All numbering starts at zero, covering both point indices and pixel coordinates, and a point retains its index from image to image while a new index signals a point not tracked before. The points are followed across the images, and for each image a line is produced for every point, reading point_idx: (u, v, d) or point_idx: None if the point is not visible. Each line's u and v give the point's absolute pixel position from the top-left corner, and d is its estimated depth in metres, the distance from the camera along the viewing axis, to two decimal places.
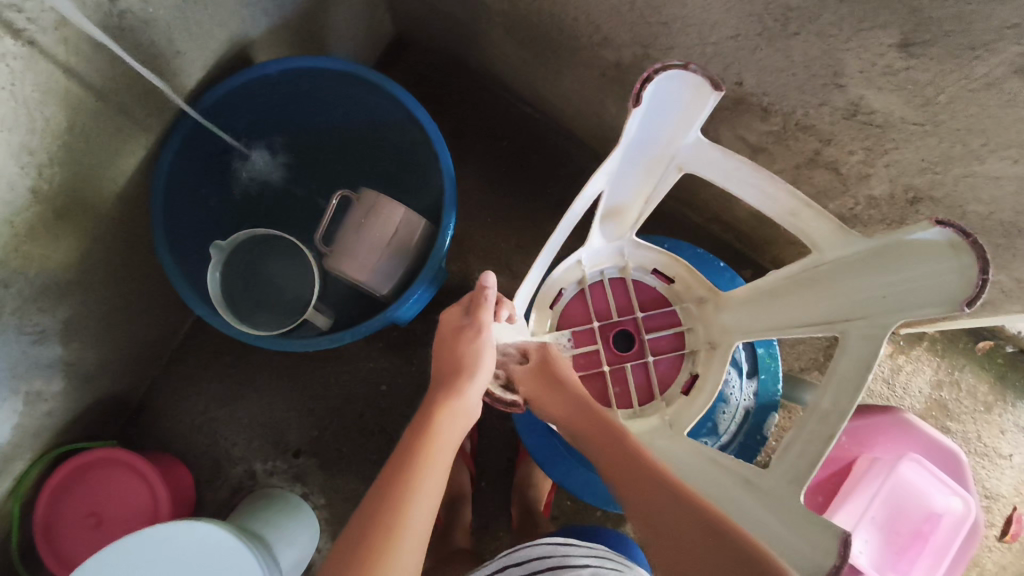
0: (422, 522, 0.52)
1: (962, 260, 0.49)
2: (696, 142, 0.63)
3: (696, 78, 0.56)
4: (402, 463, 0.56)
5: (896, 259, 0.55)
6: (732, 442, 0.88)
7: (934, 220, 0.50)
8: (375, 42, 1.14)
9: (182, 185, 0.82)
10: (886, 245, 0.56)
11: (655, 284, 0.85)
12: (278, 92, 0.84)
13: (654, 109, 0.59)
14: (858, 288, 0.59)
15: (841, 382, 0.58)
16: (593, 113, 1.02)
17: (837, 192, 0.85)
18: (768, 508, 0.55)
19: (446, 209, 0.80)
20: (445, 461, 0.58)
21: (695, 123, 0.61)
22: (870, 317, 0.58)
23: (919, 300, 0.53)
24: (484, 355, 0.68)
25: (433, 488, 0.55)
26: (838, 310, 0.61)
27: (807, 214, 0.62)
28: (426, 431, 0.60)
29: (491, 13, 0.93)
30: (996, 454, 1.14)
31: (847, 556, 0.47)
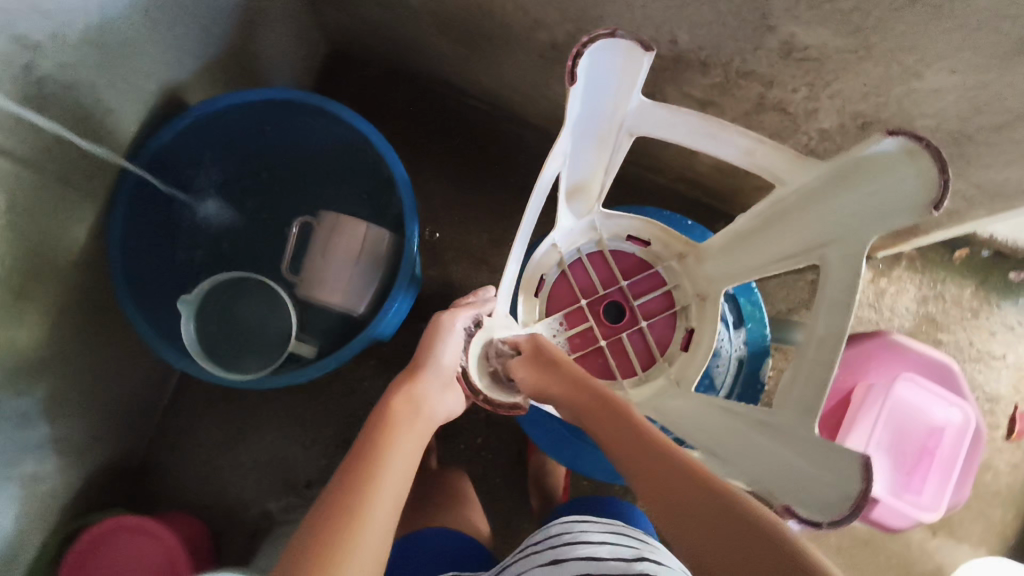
0: (389, 510, 0.51)
1: (919, 165, 0.49)
2: (640, 106, 0.62)
3: (626, 42, 0.55)
4: (366, 452, 0.55)
5: (856, 179, 0.55)
6: (731, 394, 0.88)
7: (885, 134, 0.50)
8: (310, 63, 1.12)
9: (139, 241, 0.80)
10: (842, 168, 0.55)
11: (633, 250, 0.85)
12: (218, 130, 0.83)
13: (590, 81, 0.58)
14: (826, 213, 0.59)
15: (831, 309, 0.57)
16: (539, 96, 1.02)
17: (789, 131, 0.86)
18: (787, 446, 0.55)
19: (409, 218, 0.80)
20: (412, 451, 0.57)
21: (636, 89, 0.60)
22: (845, 239, 0.58)
23: (889, 212, 0.53)
24: (444, 345, 0.68)
25: (398, 476, 0.54)
26: (814, 237, 0.61)
27: (763, 153, 0.60)
28: (387, 420, 0.59)
29: (419, 15, 0.92)
30: (990, 357, 1.17)
31: (870, 478, 0.46)
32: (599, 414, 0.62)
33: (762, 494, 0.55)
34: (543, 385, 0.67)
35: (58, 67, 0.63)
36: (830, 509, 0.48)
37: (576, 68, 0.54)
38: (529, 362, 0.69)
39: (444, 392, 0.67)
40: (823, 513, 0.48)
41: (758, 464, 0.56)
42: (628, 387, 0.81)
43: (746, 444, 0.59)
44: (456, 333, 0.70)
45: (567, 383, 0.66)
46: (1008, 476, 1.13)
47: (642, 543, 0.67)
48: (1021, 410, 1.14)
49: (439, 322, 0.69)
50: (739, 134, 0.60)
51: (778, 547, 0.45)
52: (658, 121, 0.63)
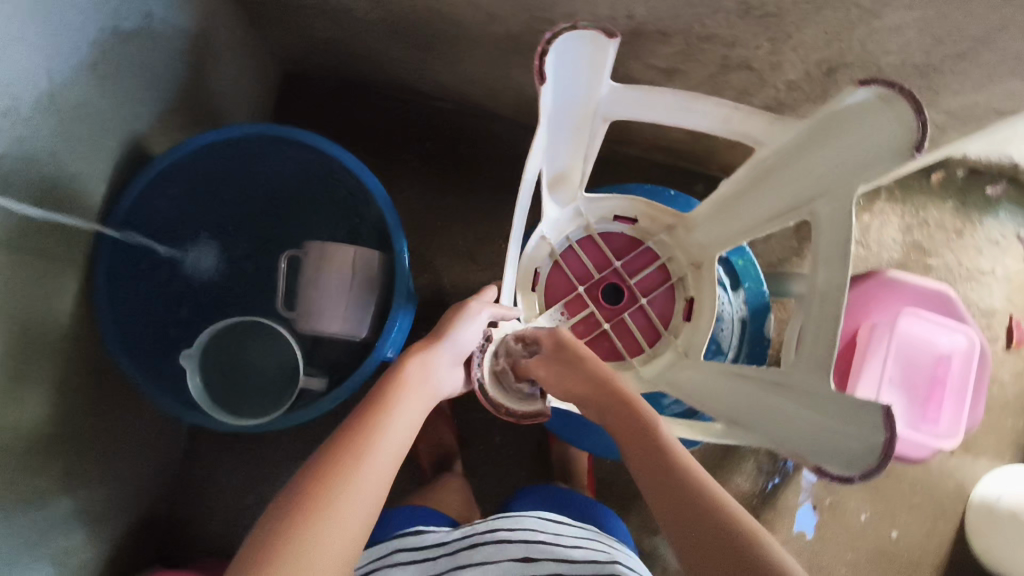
0: (378, 477, 0.52)
1: (897, 110, 0.48)
2: (612, 91, 0.62)
3: (590, 32, 0.55)
4: (366, 416, 0.57)
5: (835, 130, 0.54)
6: (739, 355, 0.89)
7: (858, 82, 0.50)
8: (266, 90, 1.10)
9: (127, 302, 0.79)
10: (822, 120, 0.55)
11: (622, 229, 0.85)
12: (187, 177, 0.82)
13: (558, 75, 0.58)
14: (809, 168, 0.58)
15: (827, 261, 0.56)
16: (502, 88, 1.01)
17: (757, 86, 0.87)
18: (805, 405, 0.55)
19: (395, 235, 0.79)
20: (409, 423, 0.59)
21: (605, 76, 0.59)
22: (832, 191, 0.56)
23: (871, 160, 0.52)
24: (467, 325, 0.68)
25: (391, 446, 0.55)
26: (800, 193, 0.60)
27: (740, 115, 0.60)
28: (393, 387, 0.60)
29: (370, 26, 0.91)
30: (980, 273, 1.18)
31: (893, 428, 0.45)
32: (610, 406, 0.62)
33: (790, 456, 0.56)
34: (556, 378, 0.68)
35: (15, 143, 0.61)
36: (856, 463, 0.48)
37: (543, 66, 0.54)
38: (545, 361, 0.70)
39: (451, 371, 0.68)
40: (851, 469, 0.48)
41: (779, 424, 0.57)
42: (638, 365, 0.82)
43: (763, 406, 0.59)
44: (480, 317, 0.69)
45: (585, 376, 0.66)
46: (1014, 386, 1.16)
47: (614, 549, 0.69)
48: (1016, 319, 1.17)
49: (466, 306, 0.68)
50: (714, 103, 0.60)
51: (754, 556, 0.47)
52: (631, 103, 0.63)
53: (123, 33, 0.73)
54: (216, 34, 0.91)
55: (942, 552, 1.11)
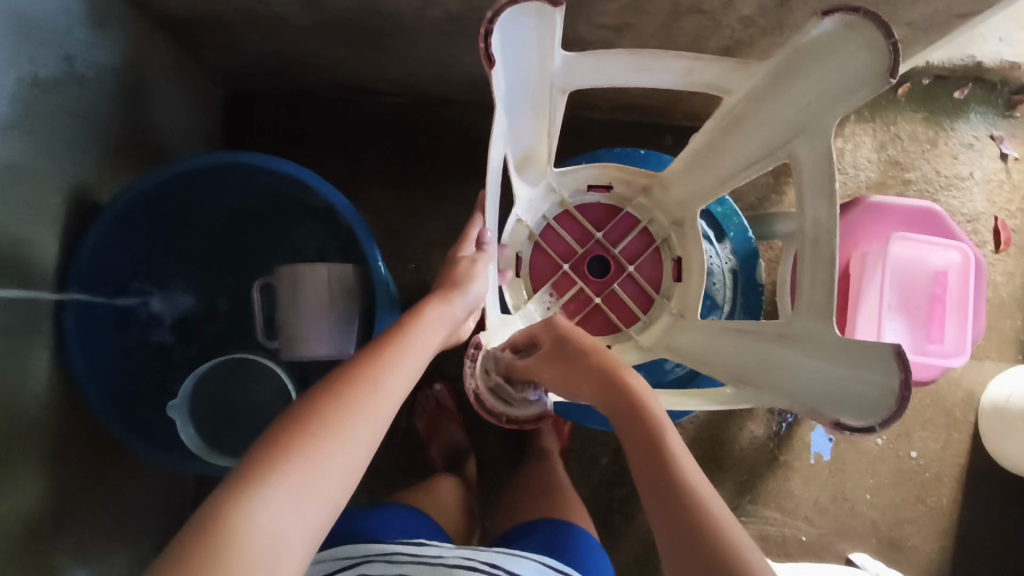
0: (380, 415, 0.49)
1: (865, 35, 0.47)
2: (565, 61, 0.59)
3: (534, 4, 0.51)
4: (376, 346, 0.55)
5: (803, 66, 0.52)
6: (735, 308, 0.88)
7: (821, 14, 0.48)
8: (209, 113, 1.05)
9: (105, 362, 0.75)
10: (788, 57, 0.52)
11: (598, 198, 0.82)
12: (142, 221, 0.77)
13: (507, 53, 0.54)
14: (782, 108, 0.56)
15: (813, 200, 0.54)
16: (452, 72, 0.97)
17: (711, 29, 0.84)
18: (814, 355, 0.54)
19: (366, 245, 0.76)
20: (415, 365, 0.55)
21: (556, 46, 0.56)
22: (808, 129, 0.54)
23: (848, 90, 0.50)
24: (478, 282, 0.66)
25: (396, 384, 0.51)
26: (776, 136, 0.58)
27: (703, 68, 0.58)
28: (401, 331, 0.57)
29: (304, 30, 0.87)
30: (959, 179, 1.17)
31: (909, 368, 0.45)
32: (613, 403, 0.58)
33: (804, 413, 0.54)
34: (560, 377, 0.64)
35: None
36: (876, 408, 0.47)
37: (491, 48, 0.50)
38: (545, 358, 0.66)
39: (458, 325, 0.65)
40: (872, 415, 0.47)
41: (789, 379, 0.55)
42: (635, 334, 0.80)
43: (769, 360, 0.58)
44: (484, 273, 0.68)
45: (592, 377, 0.61)
46: (1008, 286, 1.16)
47: None
48: (1001, 221, 1.16)
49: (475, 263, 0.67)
50: (676, 58, 0.57)
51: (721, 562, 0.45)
52: (587, 70, 0.59)
53: (45, 82, 0.69)
54: (144, 66, 0.86)
55: (961, 462, 1.12)
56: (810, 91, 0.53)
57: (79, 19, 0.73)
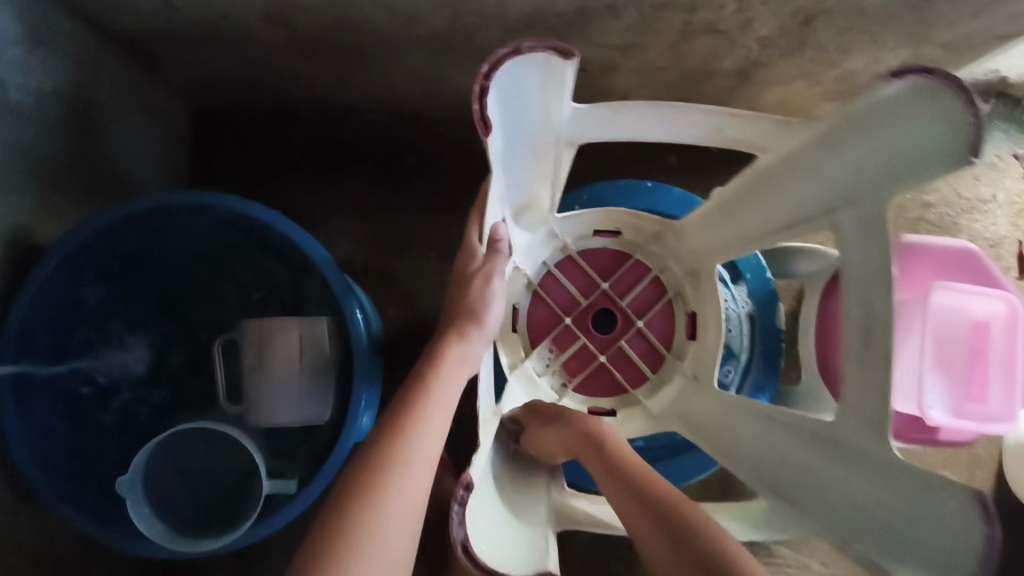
0: (410, 507, 0.45)
1: (942, 104, 0.39)
2: (574, 111, 0.50)
3: (541, 53, 0.43)
4: (403, 400, 0.50)
5: (863, 128, 0.45)
6: (753, 356, 0.80)
7: (892, 76, 0.41)
8: (173, 134, 0.96)
9: (44, 431, 0.66)
10: (847, 116, 0.46)
11: (605, 244, 0.77)
12: (85, 271, 0.68)
13: (506, 107, 0.46)
14: (826, 172, 0.50)
15: (863, 282, 0.47)
16: (438, 93, 0.87)
17: (725, 49, 0.76)
18: (859, 472, 0.47)
19: (343, 298, 0.67)
20: (440, 428, 0.50)
21: (565, 95, 0.48)
22: (855, 199, 0.48)
23: (907, 162, 0.43)
24: (494, 305, 0.57)
25: (420, 463, 0.47)
26: (819, 201, 0.51)
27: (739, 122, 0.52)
28: (419, 387, 0.51)
29: (276, 48, 0.78)
30: (981, 202, 1.09)
31: (994, 519, 0.36)
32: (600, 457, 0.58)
33: (845, 544, 0.47)
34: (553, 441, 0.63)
35: None
36: (957, 565, 0.38)
37: (485, 110, 0.41)
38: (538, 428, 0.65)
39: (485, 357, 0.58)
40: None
41: (830, 500, 0.49)
42: (643, 399, 0.75)
43: (802, 466, 0.52)
44: (500, 289, 0.58)
45: (559, 429, 0.62)
46: None
47: None
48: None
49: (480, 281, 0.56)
50: (706, 112, 0.51)
51: None
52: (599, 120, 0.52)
53: None
54: (96, 88, 0.77)
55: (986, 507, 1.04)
56: (865, 154, 0.46)
57: (11, 40, 0.64)
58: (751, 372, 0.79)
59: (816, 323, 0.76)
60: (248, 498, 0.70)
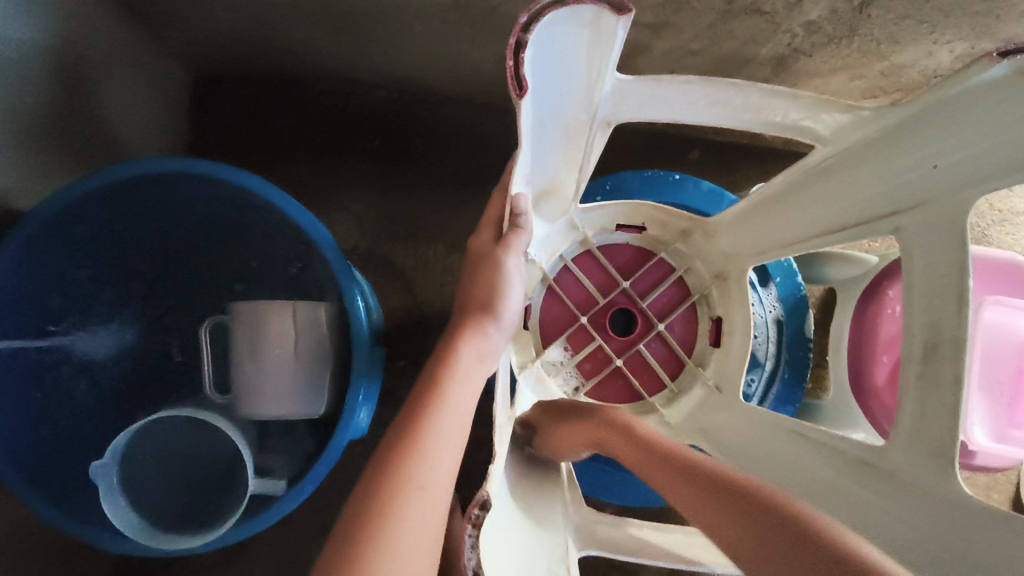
0: (430, 524, 0.40)
1: None
2: (618, 84, 0.45)
3: (589, 8, 0.36)
4: (417, 400, 0.45)
5: (949, 119, 0.40)
6: (779, 365, 0.75)
7: (998, 56, 0.35)
8: (167, 100, 0.89)
9: (10, 417, 0.60)
10: (932, 104, 0.40)
11: (627, 239, 0.73)
12: (67, 244, 0.62)
13: (544, 71, 0.41)
14: (897, 169, 0.45)
15: (928, 297, 0.42)
16: (453, 68, 0.81)
17: (766, 34, 0.69)
18: (916, 505, 0.41)
19: (346, 284, 0.62)
20: (458, 430, 0.45)
21: (610, 65, 0.42)
22: (929, 202, 0.43)
23: (1000, 158, 0.37)
24: (511, 291, 0.53)
25: (440, 471, 0.41)
26: (885, 201, 0.46)
27: (802, 107, 0.46)
28: (435, 385, 0.46)
29: (281, 10, 0.71)
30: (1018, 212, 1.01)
31: None
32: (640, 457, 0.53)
33: None
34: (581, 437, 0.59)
35: None
36: None
37: (521, 67, 0.37)
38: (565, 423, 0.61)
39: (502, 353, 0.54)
40: None
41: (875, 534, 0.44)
42: (661, 408, 0.70)
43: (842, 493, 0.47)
44: (517, 271, 0.53)
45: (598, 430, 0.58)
46: None
47: None
48: None
49: (500, 260, 0.51)
50: (768, 91, 0.45)
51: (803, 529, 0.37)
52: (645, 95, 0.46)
53: None
54: (87, 44, 0.71)
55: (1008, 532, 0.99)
56: (949, 149, 0.41)
57: None
58: (775, 383, 0.75)
59: (848, 334, 0.73)
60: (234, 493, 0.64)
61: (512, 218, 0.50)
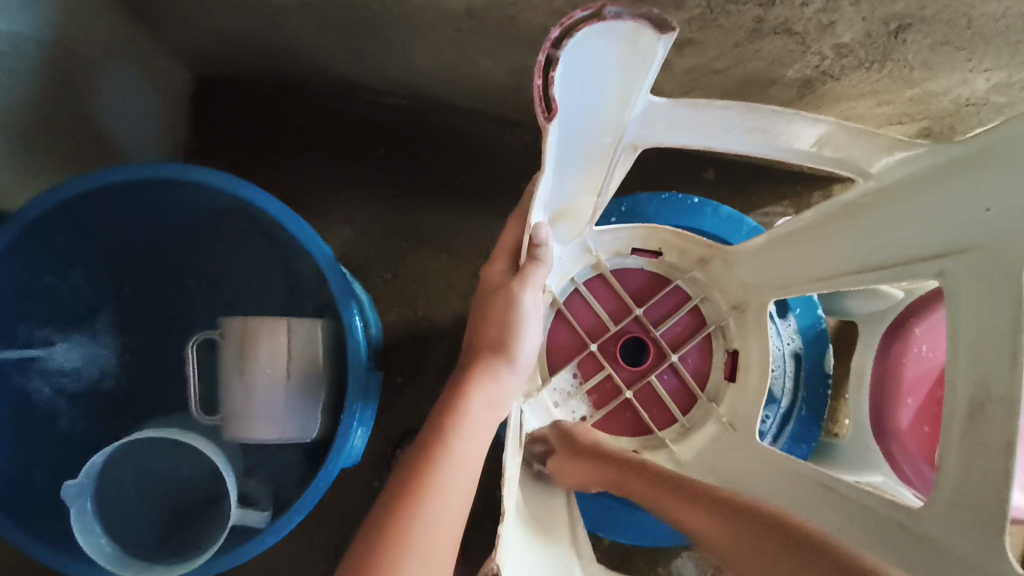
0: None
1: None
2: (649, 105, 0.42)
3: (628, 24, 0.33)
4: (422, 456, 0.41)
5: (1009, 161, 0.37)
6: (796, 401, 0.72)
7: None
8: (166, 100, 0.86)
9: None
10: (989, 143, 0.37)
11: (641, 264, 0.70)
12: (44, 250, 0.59)
13: (573, 89, 0.37)
14: (947, 209, 0.41)
15: (976, 351, 0.38)
16: (463, 78, 0.78)
17: (794, 55, 0.66)
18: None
19: (342, 303, 0.58)
20: (463, 489, 0.41)
21: (643, 88, 0.39)
22: (979, 248, 0.39)
23: None
24: (526, 331, 0.49)
25: (442, 540, 0.38)
26: (929, 243, 0.43)
27: (847, 137, 0.43)
28: (440, 438, 0.43)
29: (283, 11, 0.68)
30: None
31: None
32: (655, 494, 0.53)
33: None
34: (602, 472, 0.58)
35: None
36: None
37: (550, 88, 0.34)
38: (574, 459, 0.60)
39: (514, 395, 0.50)
40: None
41: None
42: (671, 444, 0.67)
43: None
44: (534, 308, 0.50)
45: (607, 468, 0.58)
46: None
47: None
48: None
49: (516, 297, 0.47)
50: (809, 119, 0.42)
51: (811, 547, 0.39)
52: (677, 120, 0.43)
53: None
54: (80, 41, 0.67)
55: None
56: (1003, 192, 0.37)
57: None
58: (791, 420, 0.71)
59: (872, 373, 0.69)
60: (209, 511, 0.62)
61: (530, 249, 0.47)
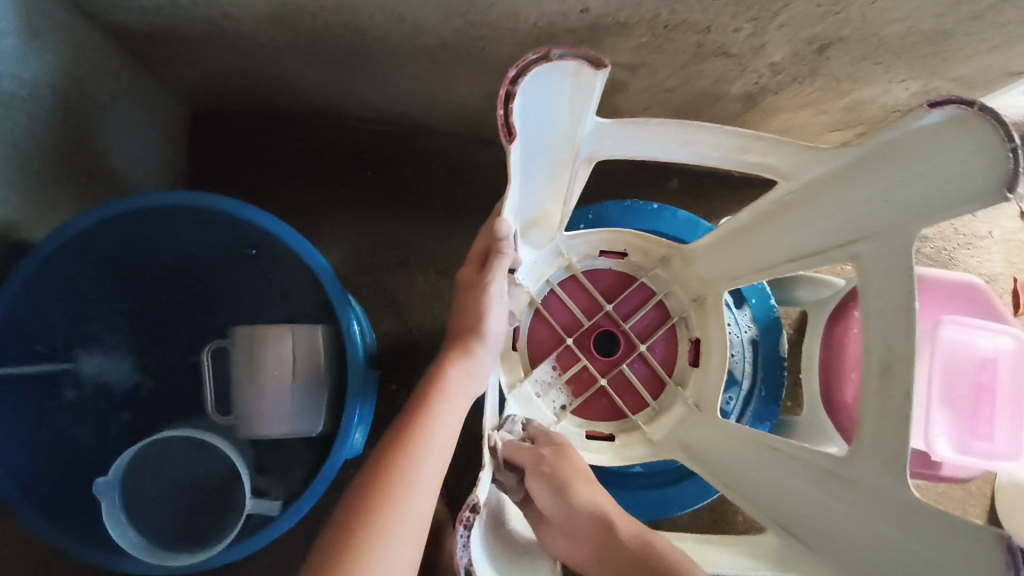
0: (417, 522, 0.47)
1: (983, 140, 0.39)
2: (598, 126, 0.49)
3: (572, 63, 0.41)
4: (408, 416, 0.51)
5: (896, 160, 0.45)
6: (756, 383, 0.79)
7: (931, 105, 0.40)
8: (167, 134, 0.93)
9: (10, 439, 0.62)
10: (880, 146, 0.46)
11: (609, 264, 0.77)
12: (67, 274, 0.65)
13: (531, 115, 0.45)
14: (854, 201, 0.49)
15: (881, 317, 0.45)
16: (440, 103, 0.86)
17: (735, 73, 0.74)
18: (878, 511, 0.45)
19: (340, 310, 0.65)
20: (445, 443, 0.51)
21: (590, 111, 0.46)
22: (881, 233, 0.47)
23: (941, 200, 0.42)
24: (499, 317, 0.57)
25: (427, 482, 0.48)
26: (844, 230, 0.51)
27: (768, 144, 0.51)
28: (424, 403, 0.52)
29: (276, 50, 0.75)
30: (977, 238, 0.97)
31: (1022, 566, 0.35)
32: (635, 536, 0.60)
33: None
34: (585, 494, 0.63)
35: None
36: None
37: (511, 115, 0.41)
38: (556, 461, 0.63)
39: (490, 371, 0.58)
40: None
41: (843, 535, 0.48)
42: (644, 425, 0.74)
43: (813, 502, 0.51)
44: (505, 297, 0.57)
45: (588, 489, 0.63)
46: None
47: None
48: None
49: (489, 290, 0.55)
50: (734, 131, 0.50)
51: None
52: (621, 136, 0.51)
53: None
54: (91, 84, 0.74)
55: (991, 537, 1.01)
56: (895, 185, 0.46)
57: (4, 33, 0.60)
58: (752, 400, 0.78)
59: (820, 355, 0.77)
60: (225, 491, 0.68)
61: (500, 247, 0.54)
